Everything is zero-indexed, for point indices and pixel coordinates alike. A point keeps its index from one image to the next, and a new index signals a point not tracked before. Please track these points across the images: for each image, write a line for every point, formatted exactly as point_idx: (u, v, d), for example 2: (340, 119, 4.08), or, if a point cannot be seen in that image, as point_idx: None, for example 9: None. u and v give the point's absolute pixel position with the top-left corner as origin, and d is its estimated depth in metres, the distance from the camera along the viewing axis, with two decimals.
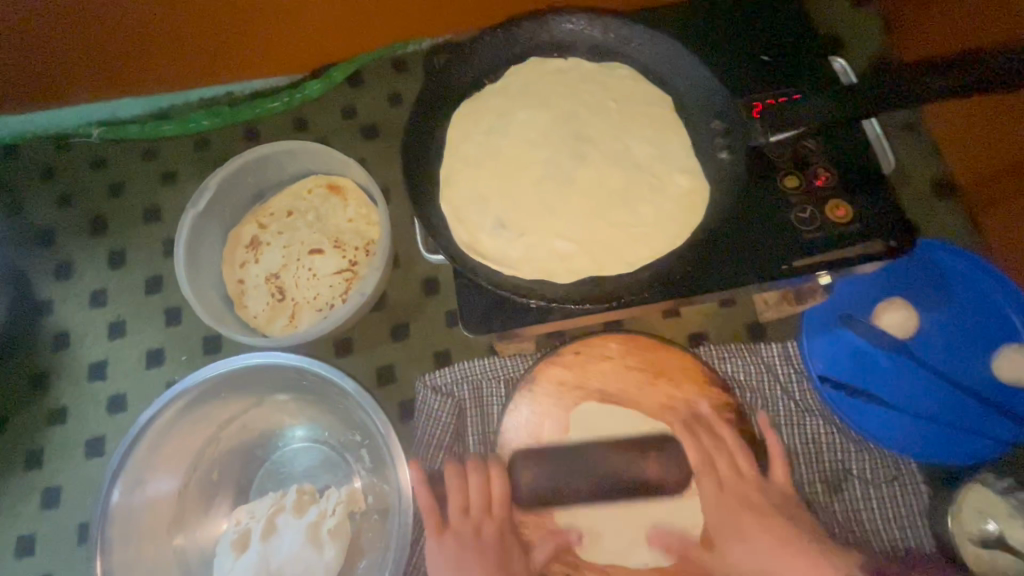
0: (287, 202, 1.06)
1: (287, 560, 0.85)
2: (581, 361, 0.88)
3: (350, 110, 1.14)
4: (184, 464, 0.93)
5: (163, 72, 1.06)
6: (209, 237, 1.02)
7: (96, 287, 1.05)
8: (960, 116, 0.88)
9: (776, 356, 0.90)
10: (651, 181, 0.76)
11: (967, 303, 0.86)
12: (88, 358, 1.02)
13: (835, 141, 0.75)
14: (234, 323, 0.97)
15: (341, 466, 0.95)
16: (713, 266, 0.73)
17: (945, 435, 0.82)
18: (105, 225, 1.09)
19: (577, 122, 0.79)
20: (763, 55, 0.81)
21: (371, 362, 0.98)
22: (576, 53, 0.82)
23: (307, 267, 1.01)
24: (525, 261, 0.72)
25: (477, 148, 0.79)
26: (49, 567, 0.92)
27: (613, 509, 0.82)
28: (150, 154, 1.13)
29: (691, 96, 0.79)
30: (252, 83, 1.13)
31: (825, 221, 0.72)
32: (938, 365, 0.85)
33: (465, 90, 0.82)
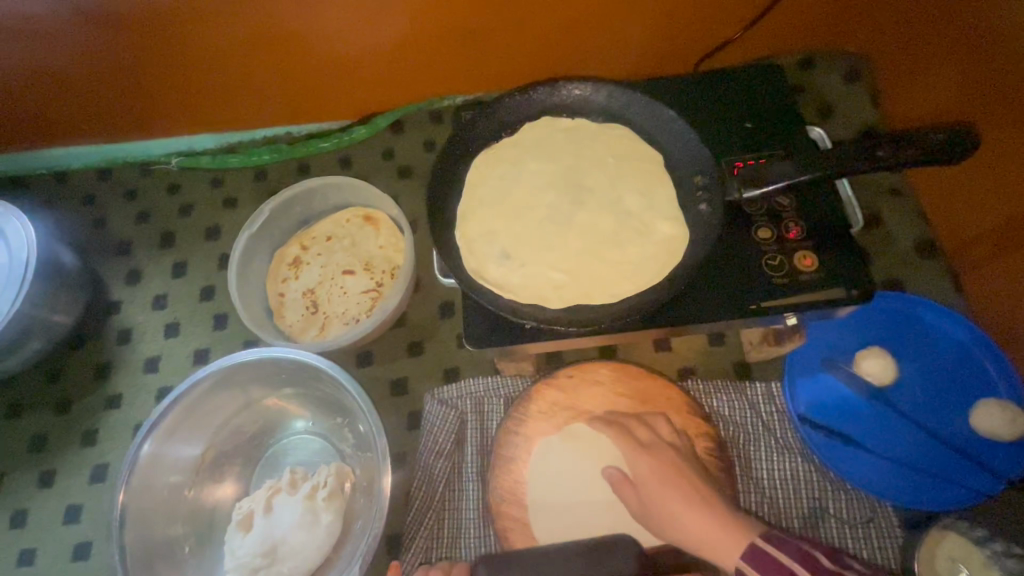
0: (328, 227, 1.22)
1: (288, 532, 0.92)
2: (573, 385, 0.98)
3: (389, 152, 1.31)
4: (191, 452, 1.00)
5: (237, 114, 1.27)
6: (258, 254, 1.19)
7: (159, 292, 1.23)
8: (944, 185, 1.01)
9: (760, 396, 1.00)
10: (638, 227, 0.85)
11: (944, 360, 0.96)
12: (145, 352, 1.18)
13: (807, 200, 0.85)
14: (272, 330, 1.12)
15: (327, 448, 1.05)
16: (692, 303, 0.81)
17: (919, 481, 0.90)
18: (173, 240, 1.28)
19: (576, 173, 0.90)
20: (748, 123, 0.93)
21: (387, 372, 1.11)
22: (581, 114, 0.95)
23: (339, 285, 1.16)
24: (521, 288, 0.82)
25: (488, 191, 0.90)
26: (90, 535, 1.04)
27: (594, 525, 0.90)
28: (216, 182, 1.33)
29: (679, 154, 0.89)
30: (309, 126, 1.32)
31: (794, 270, 0.80)
32: (913, 413, 0.94)
33: (481, 141, 0.95)
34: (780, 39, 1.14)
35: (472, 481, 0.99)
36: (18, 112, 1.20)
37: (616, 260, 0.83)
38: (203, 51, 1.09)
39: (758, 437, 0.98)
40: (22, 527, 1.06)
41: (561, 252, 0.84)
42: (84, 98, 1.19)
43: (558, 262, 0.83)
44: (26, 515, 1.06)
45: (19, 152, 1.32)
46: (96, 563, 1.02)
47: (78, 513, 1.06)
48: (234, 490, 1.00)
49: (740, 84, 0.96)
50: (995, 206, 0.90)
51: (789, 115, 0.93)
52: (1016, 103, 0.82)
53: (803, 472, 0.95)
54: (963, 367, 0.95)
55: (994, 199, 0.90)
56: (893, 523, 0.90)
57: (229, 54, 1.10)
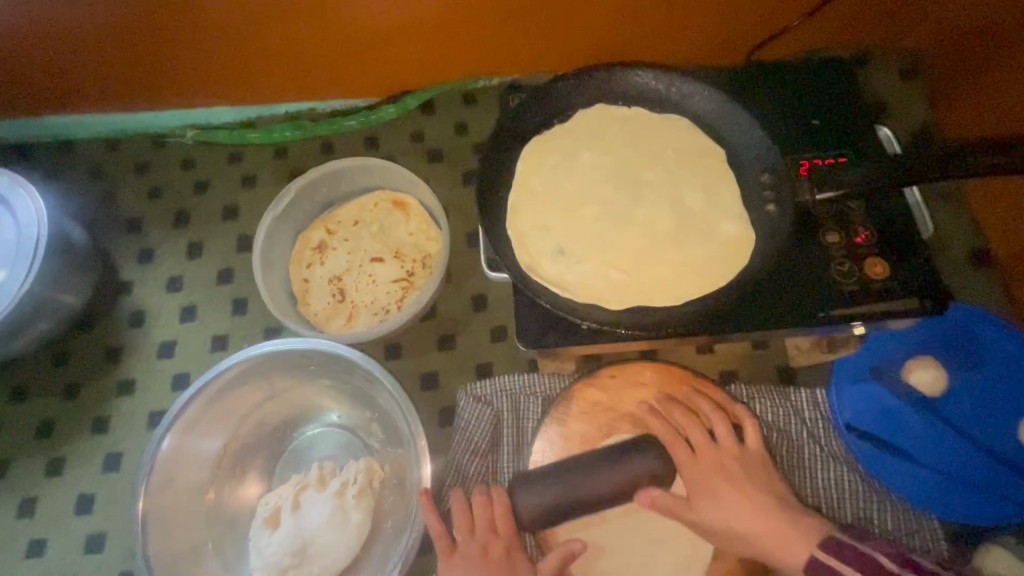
0: (355, 211, 1.16)
1: (318, 530, 0.89)
2: (616, 386, 0.95)
3: (419, 133, 1.25)
4: (212, 447, 0.96)
5: (259, 87, 1.19)
6: (282, 237, 1.13)
7: (174, 273, 1.17)
8: (1003, 194, 0.97)
9: (805, 402, 0.98)
10: (699, 226, 0.81)
11: (996, 371, 0.94)
12: (160, 337, 1.12)
13: (877, 204, 0.81)
14: (297, 318, 1.07)
15: (356, 443, 1.01)
16: (757, 309, 0.77)
17: (971, 495, 0.88)
18: (188, 218, 1.21)
19: (634, 166, 0.85)
20: (813, 120, 0.88)
21: (418, 366, 1.06)
22: (638, 103, 0.90)
23: (367, 272, 1.10)
24: (577, 286, 0.78)
25: (540, 181, 0.85)
26: (103, 526, 1.00)
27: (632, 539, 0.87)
28: (234, 158, 1.26)
29: (743, 151, 0.84)
30: (334, 102, 1.25)
31: (862, 277, 0.77)
32: (963, 425, 0.93)
33: (532, 128, 0.89)
34: (837, 30, 1.08)
35: (507, 482, 0.96)
36: (20, 74, 1.12)
37: (678, 260, 0.79)
38: (230, 17, 1.01)
39: (802, 443, 0.95)
40: (30, 516, 1.01)
41: (619, 250, 0.80)
42: (95, 63, 1.10)
43: (615, 261, 0.79)
44: (35, 504, 1.02)
45: (20, 119, 1.23)
46: (108, 557, 0.98)
47: (90, 504, 1.01)
48: (257, 484, 0.96)
49: (804, 78, 0.92)
50: None
51: (854, 112, 0.89)
52: None
53: (848, 481, 0.93)
54: (1014, 381, 0.93)
55: None
56: (936, 536, 0.89)
57: (258, 21, 1.03)
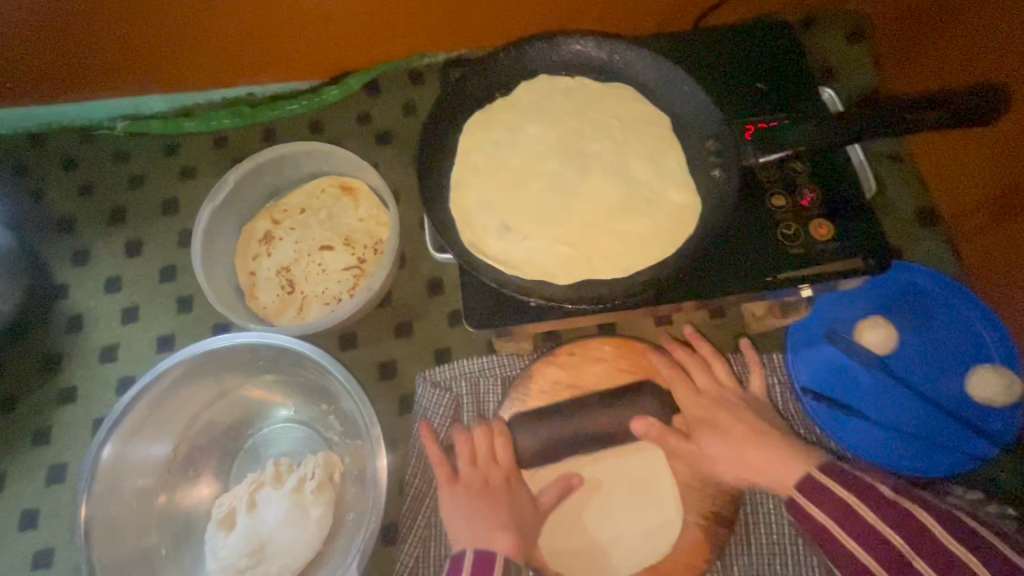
0: (301, 199, 1.12)
1: (275, 529, 0.86)
2: (576, 363, 0.93)
3: (366, 115, 1.20)
4: (159, 452, 0.92)
5: (191, 73, 1.13)
6: (224, 230, 1.08)
7: (112, 274, 1.11)
8: (945, 152, 0.99)
9: (762, 367, 0.98)
10: (647, 195, 0.79)
11: (944, 326, 0.96)
12: (101, 340, 1.07)
13: (822, 166, 0.81)
14: (245, 313, 1.03)
15: (313, 437, 0.98)
16: (706, 275, 0.76)
17: (922, 448, 0.90)
18: (124, 215, 1.15)
19: (579, 138, 0.83)
20: (758, 83, 0.87)
21: (375, 355, 1.04)
22: (582, 73, 0.87)
23: (317, 262, 1.06)
24: (524, 263, 0.76)
25: (484, 157, 0.82)
26: (50, 541, 0.95)
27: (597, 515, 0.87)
28: (171, 150, 1.20)
29: (689, 117, 0.83)
30: (274, 86, 1.19)
31: (809, 239, 0.77)
32: (914, 382, 0.94)
33: (473, 102, 0.86)
34: None
35: None
36: None
37: (625, 231, 0.77)
38: None
39: None
40: None
41: (566, 224, 0.78)
42: (7, 53, 1.03)
43: (561, 235, 0.77)
44: None
45: None
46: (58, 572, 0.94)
47: (34, 519, 0.96)
48: (210, 486, 0.93)
49: (748, 41, 0.90)
50: (997, 171, 0.88)
51: (798, 73, 0.87)
52: None
53: (806, 443, 0.95)
54: (960, 333, 0.95)
55: (995, 165, 0.88)
56: None
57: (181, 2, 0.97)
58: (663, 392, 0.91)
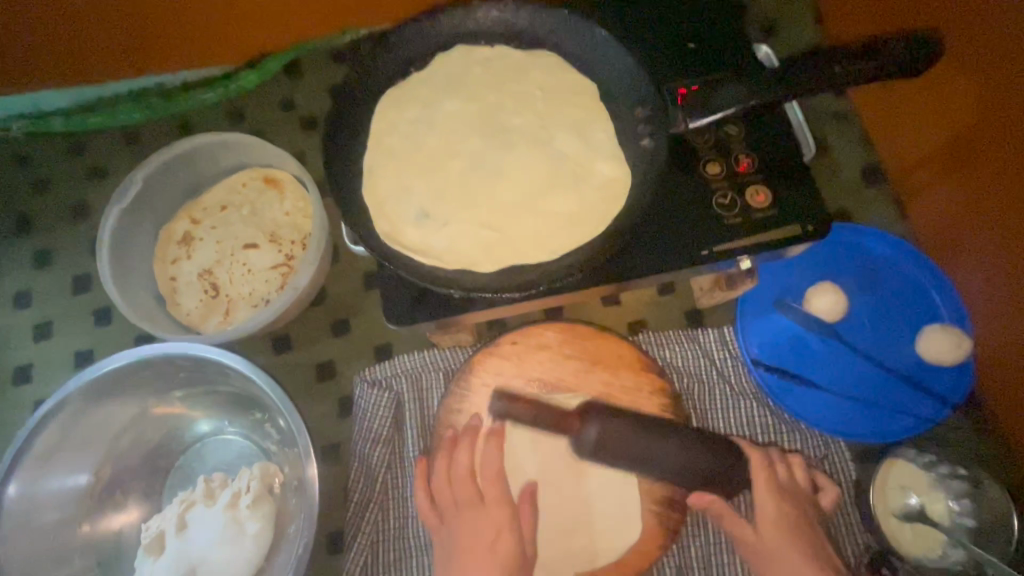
0: (221, 195, 1.04)
1: (208, 549, 0.81)
2: (519, 352, 0.89)
3: (288, 101, 1.12)
4: (77, 478, 0.85)
5: (88, 65, 1.03)
6: (139, 234, 1.00)
7: (21, 288, 1.03)
8: (887, 106, 0.95)
9: (713, 342, 0.95)
10: (574, 170, 0.74)
11: (893, 287, 0.94)
12: (13, 361, 0.99)
13: (756, 127, 0.76)
14: (166, 321, 0.96)
15: (249, 448, 0.92)
16: (638, 253, 0.72)
17: (872, 413, 0.89)
18: (30, 223, 1.06)
19: (501, 113, 0.77)
20: (690, 43, 0.81)
21: (311, 356, 0.98)
22: (502, 42, 0.81)
23: (241, 262, 0.99)
24: (445, 252, 0.70)
25: (398, 139, 0.76)
26: None
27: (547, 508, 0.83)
28: (77, 149, 1.10)
29: (616, 84, 0.78)
30: (184, 74, 1.10)
31: (744, 206, 0.73)
32: (865, 345, 0.92)
33: (385, 79, 0.80)
34: None
35: (415, 466, 0.90)
36: None
37: (551, 210, 0.72)
38: None
39: (712, 385, 0.93)
40: None
41: (489, 206, 0.72)
42: None
43: (484, 219, 0.72)
44: None
45: None
46: None
47: None
48: (137, 509, 0.87)
49: None
50: (936, 124, 0.85)
51: (732, 29, 0.82)
52: (965, 8, 0.74)
53: (759, 416, 0.92)
54: (911, 294, 0.93)
55: (934, 117, 0.85)
56: (845, 458, 0.90)
57: None
58: (610, 375, 0.88)
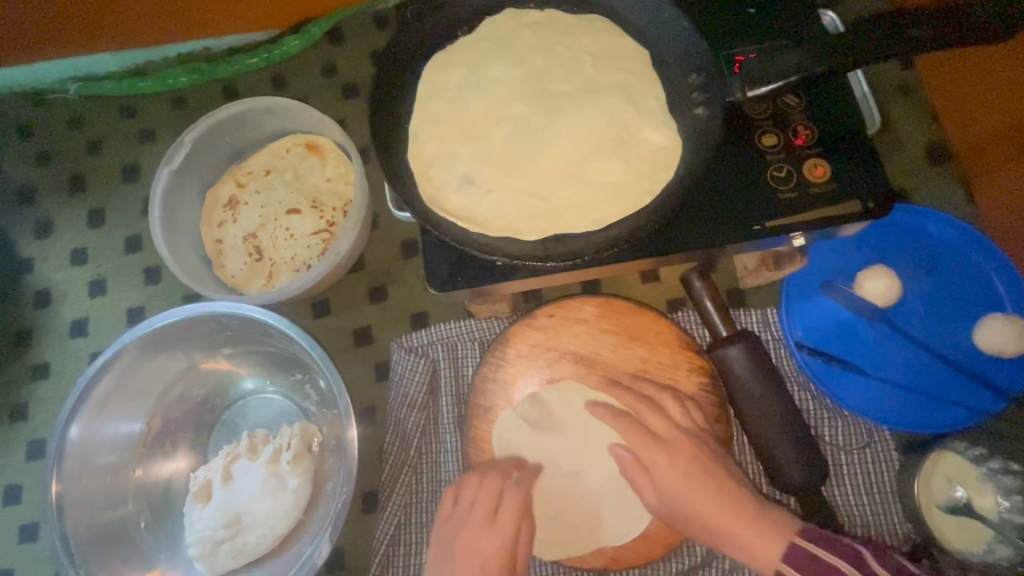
0: (265, 159, 1.06)
1: (251, 500, 0.85)
2: (555, 324, 0.89)
3: (330, 67, 1.12)
4: (132, 426, 0.90)
5: (137, 30, 1.05)
6: (186, 196, 1.03)
7: (76, 246, 1.07)
8: (958, 79, 0.89)
9: (755, 324, 0.93)
10: (622, 138, 0.71)
11: (952, 272, 0.89)
12: (70, 315, 1.04)
13: (817, 98, 0.73)
14: (212, 282, 0.99)
15: (290, 407, 0.95)
16: (687, 226, 0.70)
17: (921, 402, 0.85)
18: (84, 184, 1.10)
19: (547, 78, 0.75)
20: (749, 6, 0.76)
21: (349, 322, 1.00)
22: (551, 6, 0.79)
23: (284, 226, 1.01)
24: (489, 219, 0.70)
25: (443, 104, 0.75)
26: (34, 517, 0.95)
27: (578, 485, 0.84)
28: (128, 112, 1.13)
29: (669, 50, 0.75)
30: (229, 39, 1.11)
31: (802, 181, 0.70)
32: (916, 332, 0.89)
33: (431, 43, 0.78)
34: None
35: (448, 433, 0.92)
36: None
37: (598, 179, 0.70)
38: None
39: None
40: None
41: (533, 172, 0.71)
42: None
43: (529, 185, 0.71)
44: None
45: None
46: (43, 546, 0.93)
47: (18, 493, 0.96)
48: (186, 459, 0.91)
49: None
50: (1011, 99, 0.79)
51: None
52: None
53: (800, 400, 0.90)
54: (970, 281, 0.88)
55: (1009, 92, 0.79)
56: (888, 446, 0.87)
57: None
58: (647, 351, 0.87)
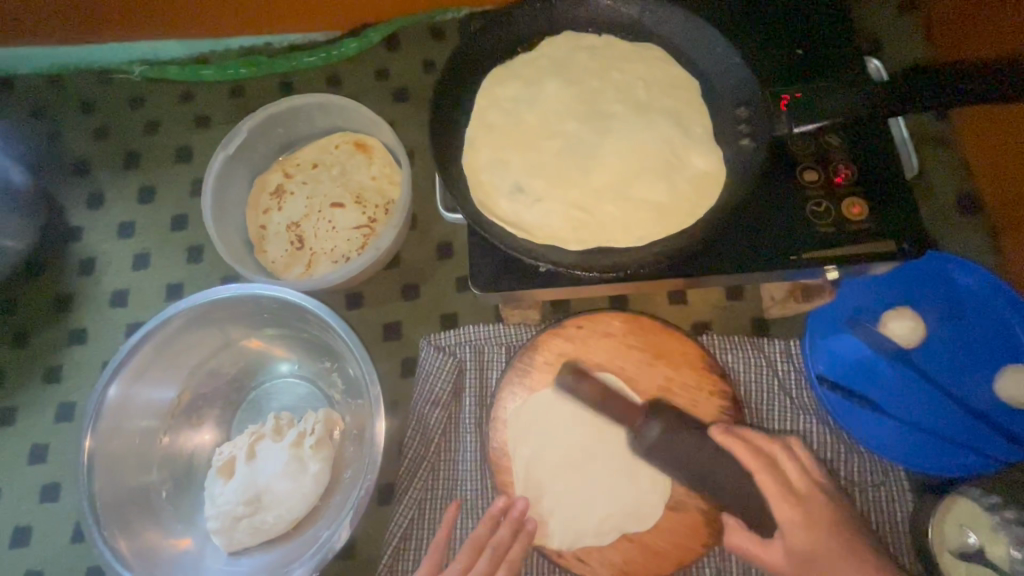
0: (314, 153, 1.10)
1: (272, 479, 0.86)
2: (583, 336, 0.91)
3: (383, 71, 1.16)
4: (164, 396, 0.92)
5: (207, 19, 1.10)
6: (236, 181, 1.07)
7: (124, 219, 1.11)
8: (995, 134, 0.91)
9: (777, 353, 0.95)
10: (669, 162, 0.74)
11: (976, 321, 0.91)
12: (111, 285, 1.07)
13: (858, 140, 0.76)
14: (253, 265, 1.02)
15: (317, 395, 0.97)
16: (725, 251, 0.73)
17: (941, 446, 0.86)
18: (138, 161, 1.14)
19: (600, 98, 0.78)
20: (798, 48, 0.80)
21: (379, 317, 1.02)
22: (609, 31, 0.83)
23: (327, 218, 1.05)
24: (536, 227, 0.73)
25: (499, 115, 0.79)
26: (56, 478, 0.97)
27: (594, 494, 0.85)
28: (186, 97, 1.18)
29: (720, 83, 0.78)
30: (291, 36, 1.16)
31: (840, 217, 0.72)
32: (936, 376, 0.90)
33: (492, 56, 0.83)
34: None
35: (469, 433, 0.94)
36: None
37: (642, 198, 0.73)
38: None
39: (772, 396, 0.93)
40: None
41: (582, 187, 0.74)
42: None
43: (576, 198, 0.74)
44: None
45: None
46: (64, 506, 0.95)
47: (43, 453, 0.98)
48: (212, 435, 0.94)
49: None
50: None
51: (842, 38, 0.81)
52: None
53: (818, 433, 0.92)
54: (989, 331, 0.90)
55: None
56: (901, 486, 0.89)
57: None
58: (671, 370, 0.89)
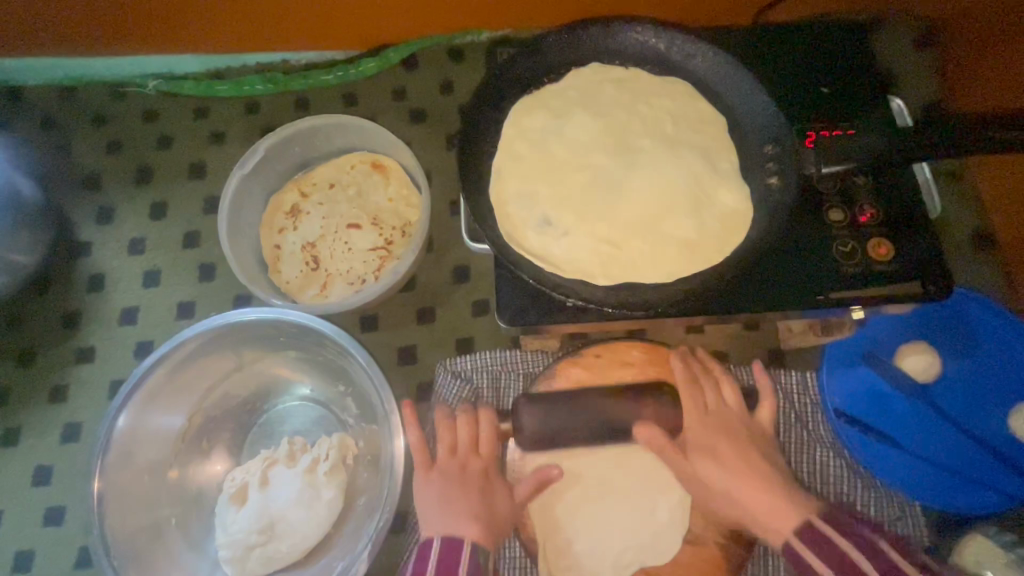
0: (330, 172, 1.09)
1: (285, 507, 0.85)
2: (602, 365, 0.91)
3: (400, 91, 1.16)
4: (175, 419, 0.91)
5: (225, 35, 1.09)
6: (251, 199, 1.06)
7: (136, 235, 1.09)
8: (1011, 173, 0.93)
9: (794, 385, 0.95)
10: (697, 197, 0.75)
11: (992, 358, 0.91)
12: (121, 302, 1.06)
13: (883, 180, 0.76)
14: (268, 286, 1.01)
15: (330, 419, 0.96)
16: (751, 288, 0.74)
17: (956, 483, 0.86)
18: (150, 176, 1.13)
19: (627, 131, 0.79)
20: (823, 87, 0.82)
21: (394, 340, 1.01)
22: (636, 64, 0.83)
23: (343, 239, 1.04)
24: (564, 260, 0.73)
25: (526, 145, 0.79)
26: (61, 502, 0.94)
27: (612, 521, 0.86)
28: (201, 112, 1.17)
29: (746, 120, 0.79)
30: (309, 54, 1.15)
31: (865, 257, 0.73)
32: (952, 412, 0.90)
33: (519, 86, 0.83)
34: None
35: None
36: None
37: (670, 234, 0.73)
38: None
39: (789, 428, 0.93)
40: None
41: (610, 221, 0.74)
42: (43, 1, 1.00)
43: (604, 232, 0.73)
44: None
45: None
46: (68, 531, 0.93)
47: (47, 475, 0.96)
48: (223, 459, 0.92)
49: (817, 40, 0.85)
50: None
51: (866, 79, 0.82)
52: None
53: (834, 466, 0.92)
54: (1005, 367, 0.90)
55: None
56: (918, 522, 0.88)
57: None
58: None
